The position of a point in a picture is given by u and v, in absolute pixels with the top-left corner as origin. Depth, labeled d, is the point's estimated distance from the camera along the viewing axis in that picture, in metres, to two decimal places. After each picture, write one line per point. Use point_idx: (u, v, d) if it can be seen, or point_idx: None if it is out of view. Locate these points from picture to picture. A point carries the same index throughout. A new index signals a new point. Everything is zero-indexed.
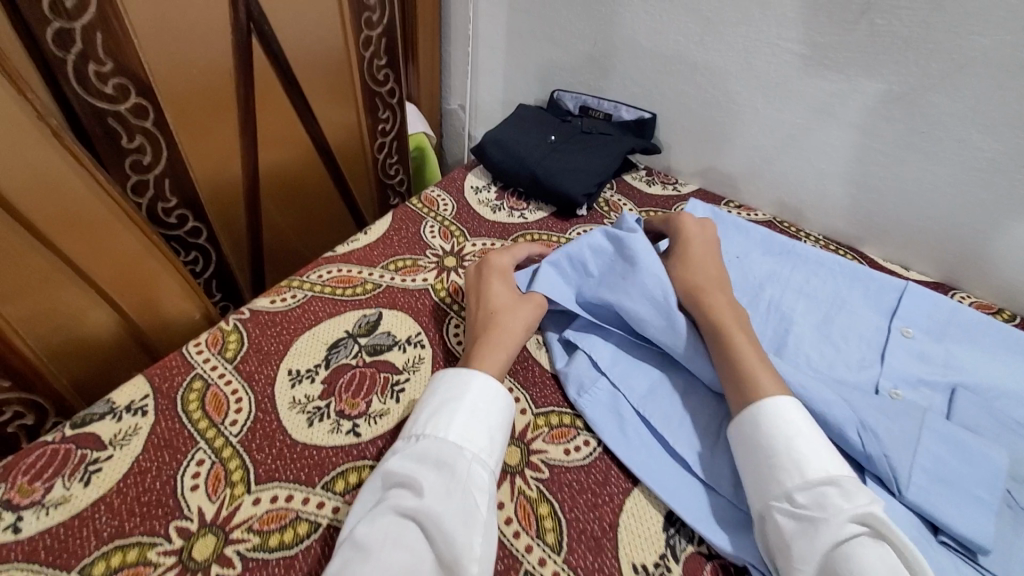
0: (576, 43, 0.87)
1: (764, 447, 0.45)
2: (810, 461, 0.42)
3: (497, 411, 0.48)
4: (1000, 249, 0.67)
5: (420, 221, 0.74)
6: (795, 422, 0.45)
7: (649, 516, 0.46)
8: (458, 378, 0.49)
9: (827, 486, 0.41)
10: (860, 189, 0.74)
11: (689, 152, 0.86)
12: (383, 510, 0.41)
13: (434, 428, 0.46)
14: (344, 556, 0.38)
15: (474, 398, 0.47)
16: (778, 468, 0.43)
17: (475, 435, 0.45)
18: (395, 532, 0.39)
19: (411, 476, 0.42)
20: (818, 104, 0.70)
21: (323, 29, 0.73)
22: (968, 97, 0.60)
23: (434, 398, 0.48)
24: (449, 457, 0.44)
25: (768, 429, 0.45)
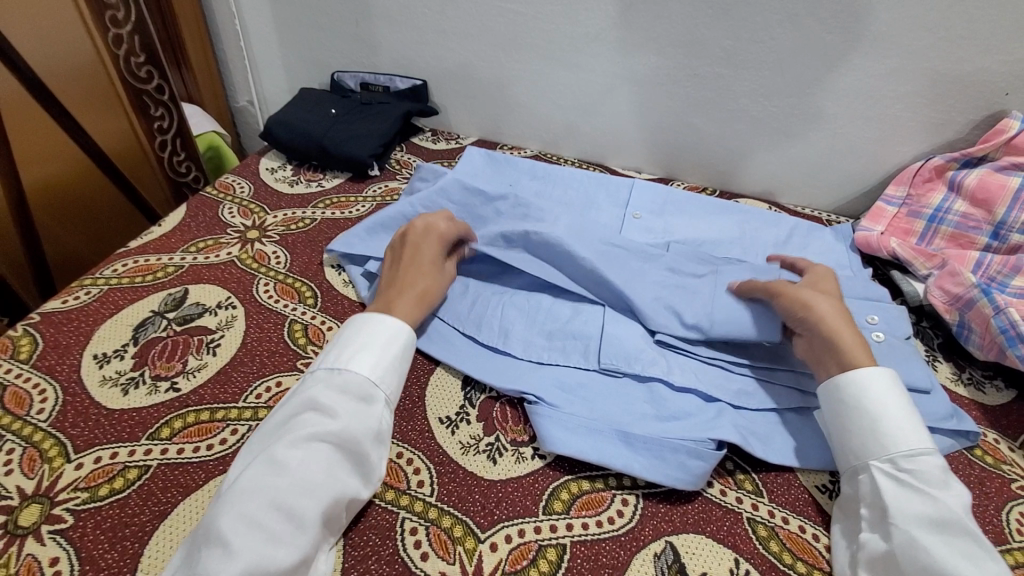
0: (340, 26, 0.95)
1: (867, 410, 0.48)
2: (911, 433, 0.46)
3: (406, 353, 0.53)
4: (694, 141, 0.89)
5: (217, 205, 0.77)
6: (886, 393, 0.48)
7: (450, 383, 0.57)
8: (378, 322, 0.53)
9: (930, 461, 0.45)
10: (594, 115, 0.92)
11: (462, 109, 0.99)
12: (303, 430, 0.45)
13: (356, 364, 0.49)
14: (262, 470, 0.42)
15: (392, 344, 0.52)
16: (882, 433, 0.47)
17: (389, 378, 0.51)
18: (314, 452, 0.44)
19: (332, 404, 0.47)
20: (543, 51, 0.87)
21: (63, 32, 0.73)
22: (640, 29, 0.80)
23: (356, 337, 0.51)
24: (367, 393, 0.48)
25: (876, 403, 0.48)
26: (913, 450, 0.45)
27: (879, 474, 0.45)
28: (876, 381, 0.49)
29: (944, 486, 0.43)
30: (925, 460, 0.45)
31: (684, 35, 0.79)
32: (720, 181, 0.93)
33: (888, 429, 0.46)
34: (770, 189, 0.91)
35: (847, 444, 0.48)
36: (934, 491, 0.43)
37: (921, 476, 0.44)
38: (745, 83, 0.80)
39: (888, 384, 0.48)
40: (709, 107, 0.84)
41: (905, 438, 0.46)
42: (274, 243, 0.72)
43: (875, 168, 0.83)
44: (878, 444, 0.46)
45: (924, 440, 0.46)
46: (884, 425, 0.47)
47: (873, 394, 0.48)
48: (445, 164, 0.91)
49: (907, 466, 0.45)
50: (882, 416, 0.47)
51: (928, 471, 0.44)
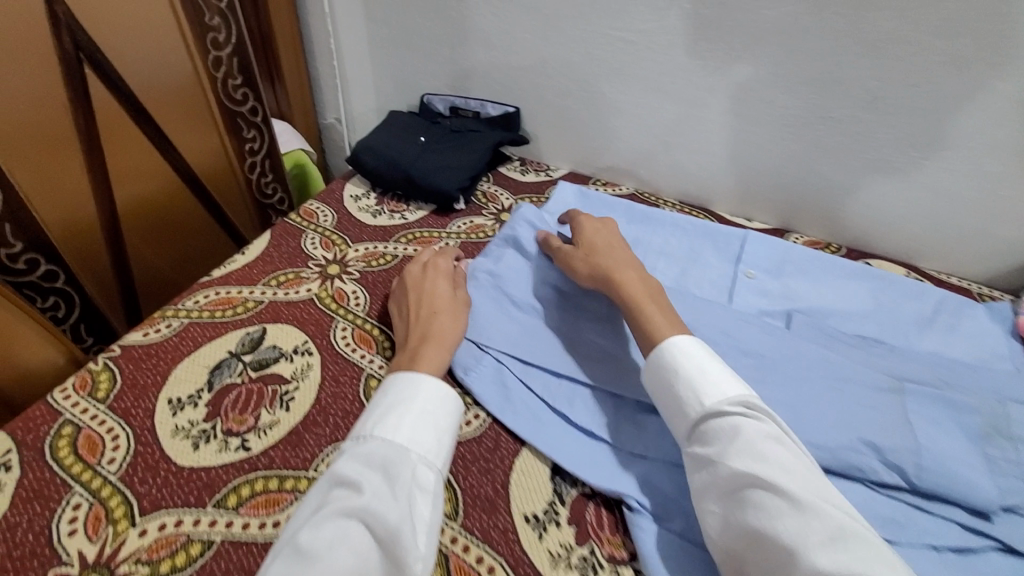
0: (435, 47, 0.91)
1: (678, 392, 0.48)
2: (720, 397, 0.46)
3: (446, 414, 0.48)
4: (819, 191, 0.78)
5: (300, 235, 0.74)
6: (694, 366, 0.48)
7: (538, 470, 0.50)
8: (405, 380, 0.49)
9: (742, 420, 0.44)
10: (702, 155, 0.83)
11: (555, 139, 0.92)
12: (326, 512, 0.40)
13: (384, 429, 0.45)
14: (285, 560, 0.37)
15: (420, 397, 0.48)
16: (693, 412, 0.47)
17: (424, 440, 0.45)
18: (340, 533, 0.39)
19: (355, 476, 0.42)
20: (652, 83, 0.79)
21: (165, 54, 0.72)
22: (769, 64, 0.71)
23: (387, 401, 0.47)
24: (391, 457, 0.43)
25: (676, 381, 0.49)
26: (702, 415, 0.46)
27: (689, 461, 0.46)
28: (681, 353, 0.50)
29: (734, 439, 0.44)
30: (715, 424, 0.45)
31: (822, 73, 0.68)
32: (845, 237, 0.81)
33: (681, 403, 0.48)
34: (908, 250, 0.78)
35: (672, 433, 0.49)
36: (732, 445, 0.43)
37: (714, 438, 0.45)
38: (892, 131, 0.69)
39: (698, 358, 0.49)
40: (843, 155, 0.74)
41: (714, 403, 0.46)
42: (354, 281, 0.68)
43: None
44: (682, 422, 0.48)
45: (720, 393, 0.46)
46: (682, 405, 0.48)
47: (680, 364, 0.49)
48: (534, 200, 0.84)
49: (720, 437, 0.44)
50: (676, 392, 0.48)
51: (723, 429, 0.45)
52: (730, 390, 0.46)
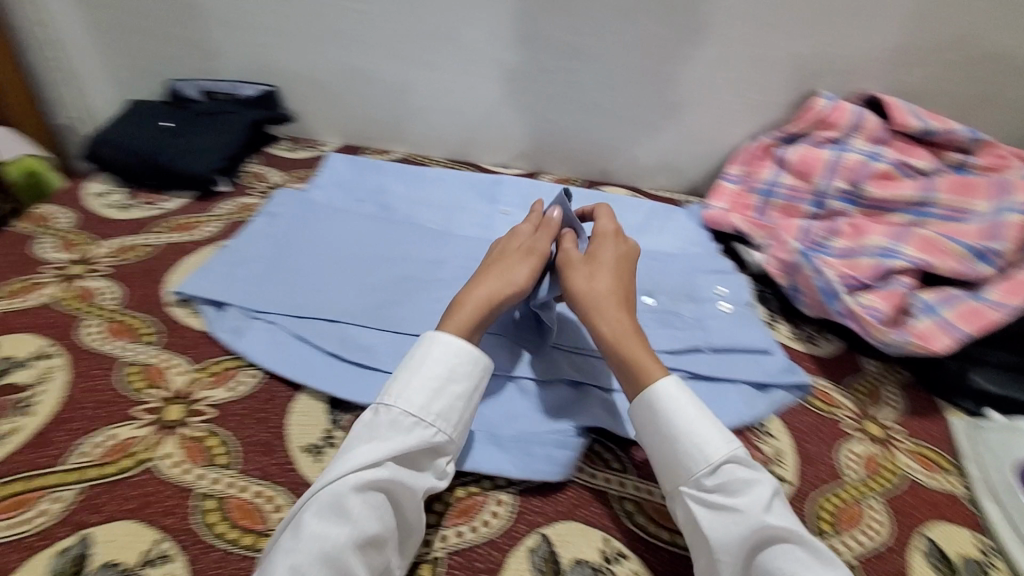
0: (170, 30, 0.87)
1: (669, 428, 0.48)
2: (707, 443, 0.47)
3: (469, 374, 0.50)
4: (555, 134, 0.92)
5: (31, 241, 0.68)
6: (673, 409, 0.49)
7: (315, 408, 0.54)
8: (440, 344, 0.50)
9: (731, 467, 0.46)
10: (457, 114, 0.91)
11: (320, 115, 0.94)
12: (335, 519, 0.41)
13: (422, 400, 0.48)
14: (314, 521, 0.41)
15: (461, 360, 0.50)
16: (680, 451, 0.48)
17: (442, 411, 0.48)
18: (339, 516, 0.42)
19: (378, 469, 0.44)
20: (394, 51, 0.85)
21: None
22: (485, 25, 0.81)
23: (440, 352, 0.50)
24: (405, 447, 0.45)
25: (667, 419, 0.49)
26: (718, 460, 0.46)
27: (691, 500, 0.46)
28: (676, 387, 0.50)
29: (751, 485, 0.45)
30: (733, 466, 0.46)
31: (528, 30, 0.81)
32: (584, 171, 0.96)
33: (691, 446, 0.47)
34: (632, 175, 0.95)
35: (659, 470, 0.49)
36: (746, 496, 0.45)
37: (731, 489, 0.46)
38: (593, 75, 0.84)
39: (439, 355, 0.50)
40: (564, 98, 0.87)
41: (701, 445, 0.47)
42: (104, 277, 0.64)
43: (717, 148, 0.90)
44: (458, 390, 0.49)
45: (722, 445, 0.47)
46: (683, 447, 0.47)
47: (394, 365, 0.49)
48: (304, 174, 0.86)
49: (710, 482, 0.46)
50: (683, 432, 0.48)
51: (738, 472, 0.46)
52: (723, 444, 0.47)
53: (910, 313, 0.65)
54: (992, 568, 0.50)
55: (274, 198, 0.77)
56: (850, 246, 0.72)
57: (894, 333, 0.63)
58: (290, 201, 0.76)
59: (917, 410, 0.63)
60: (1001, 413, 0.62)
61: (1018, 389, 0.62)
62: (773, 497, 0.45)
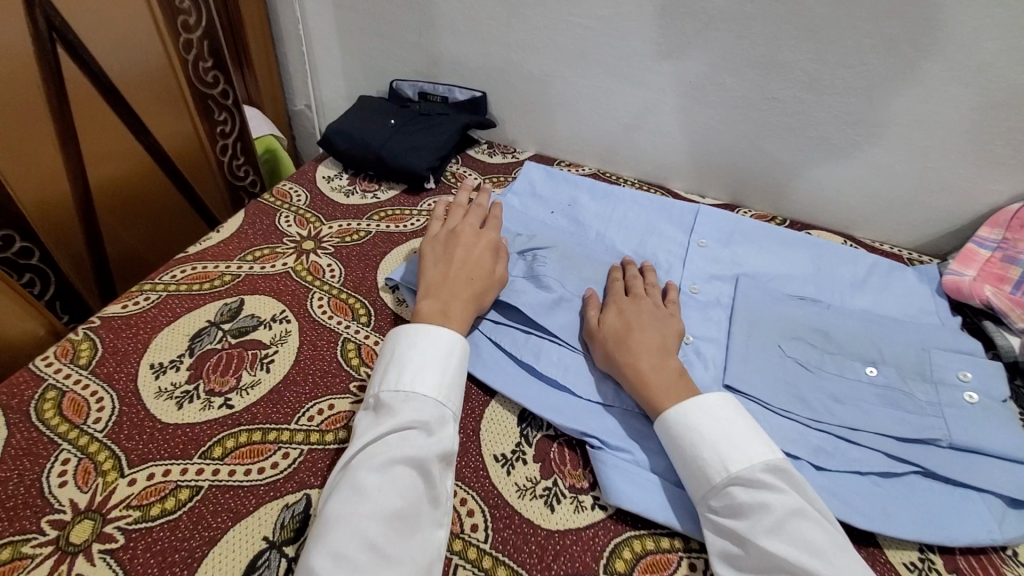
0: (403, 34, 0.94)
1: (675, 450, 0.49)
2: (711, 466, 0.46)
3: (427, 377, 0.50)
4: (763, 168, 0.85)
5: (274, 213, 0.77)
6: (684, 429, 0.48)
7: (506, 418, 0.55)
8: (412, 345, 0.52)
9: (735, 488, 0.45)
10: (658, 136, 0.88)
11: (520, 123, 0.97)
12: (386, 485, 0.44)
13: (420, 384, 0.50)
14: (348, 493, 0.43)
15: (451, 354, 0.52)
16: (691, 472, 0.47)
17: (454, 391, 0.51)
18: (390, 480, 0.44)
19: (420, 433, 0.47)
20: (609, 68, 0.84)
21: (142, 47, 0.78)
22: (715, 48, 0.76)
23: (412, 355, 0.51)
24: (436, 418, 0.48)
25: (675, 438, 0.49)
26: (721, 481, 0.45)
27: (704, 521, 0.46)
28: (694, 408, 0.49)
29: (754, 510, 0.43)
30: (737, 488, 0.44)
31: (763, 55, 0.74)
32: (788, 210, 0.88)
33: (697, 470, 0.47)
34: (845, 221, 0.85)
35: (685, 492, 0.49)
36: (746, 521, 0.43)
37: (737, 509, 0.44)
38: (828, 109, 0.75)
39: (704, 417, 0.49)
40: (784, 131, 0.80)
41: (706, 469, 0.46)
42: (329, 255, 0.71)
43: (966, 205, 0.77)
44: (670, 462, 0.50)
45: (729, 463, 0.46)
46: (693, 467, 0.47)
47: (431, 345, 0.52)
48: (500, 179, 0.89)
49: (717, 507, 0.45)
50: (690, 453, 0.48)
51: (744, 501, 0.44)
52: (732, 467, 0.45)
53: None
54: None
55: None
56: None
57: None
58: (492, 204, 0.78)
59: None
60: None
61: None
62: (784, 520, 0.42)
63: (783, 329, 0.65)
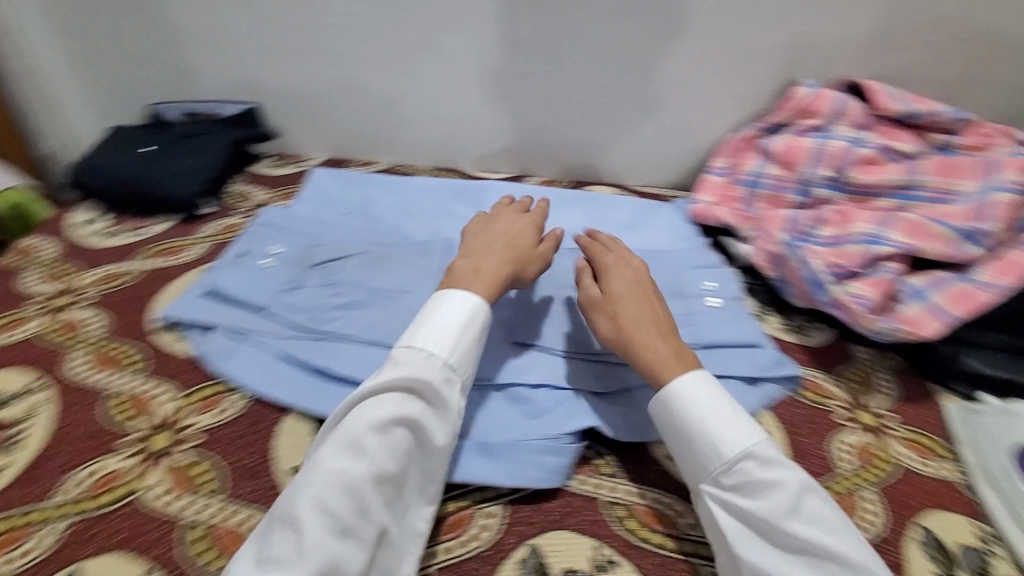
0: (149, 56, 0.88)
1: (683, 423, 0.49)
2: (723, 441, 0.47)
3: (461, 334, 0.52)
4: (539, 137, 0.91)
5: (18, 274, 0.68)
6: (706, 408, 0.49)
7: (300, 428, 0.54)
8: (447, 300, 0.53)
9: (747, 465, 0.46)
10: (439, 123, 0.91)
11: (303, 130, 0.94)
12: (350, 486, 0.43)
13: (428, 343, 0.50)
14: (340, 464, 0.43)
15: (471, 323, 0.53)
16: (699, 450, 0.48)
17: (465, 359, 0.51)
18: (348, 474, 0.43)
19: (422, 399, 0.48)
20: (372, 62, 0.86)
21: None
22: (462, 32, 0.82)
23: (439, 316, 0.52)
24: (420, 389, 0.48)
25: (687, 414, 0.49)
26: (733, 458, 0.46)
27: (710, 498, 0.47)
28: (685, 397, 0.50)
29: (770, 488, 0.44)
30: (750, 464, 0.46)
31: (505, 33, 0.81)
32: (572, 171, 0.95)
33: (707, 446, 0.47)
34: (618, 172, 0.94)
35: (682, 466, 0.49)
36: (765, 498, 0.44)
37: (751, 488, 0.45)
38: (573, 74, 0.84)
39: (706, 391, 0.50)
40: (543, 99, 0.87)
41: (719, 445, 0.47)
42: (90, 306, 0.65)
43: (701, 142, 0.89)
44: (676, 441, 0.49)
45: (738, 441, 0.47)
46: (699, 441, 0.48)
47: (447, 308, 0.53)
48: (289, 189, 0.85)
49: (728, 482, 0.46)
50: (699, 426, 0.48)
51: (758, 483, 0.45)
52: (739, 445, 0.46)
53: (897, 299, 0.64)
54: (987, 553, 0.49)
55: (257, 215, 0.77)
56: (839, 234, 0.70)
57: (883, 321, 0.62)
58: (273, 216, 0.76)
59: (914, 397, 0.62)
60: (999, 397, 0.61)
61: (1018, 370, 0.61)
62: (801, 496, 0.44)
63: (569, 279, 0.70)
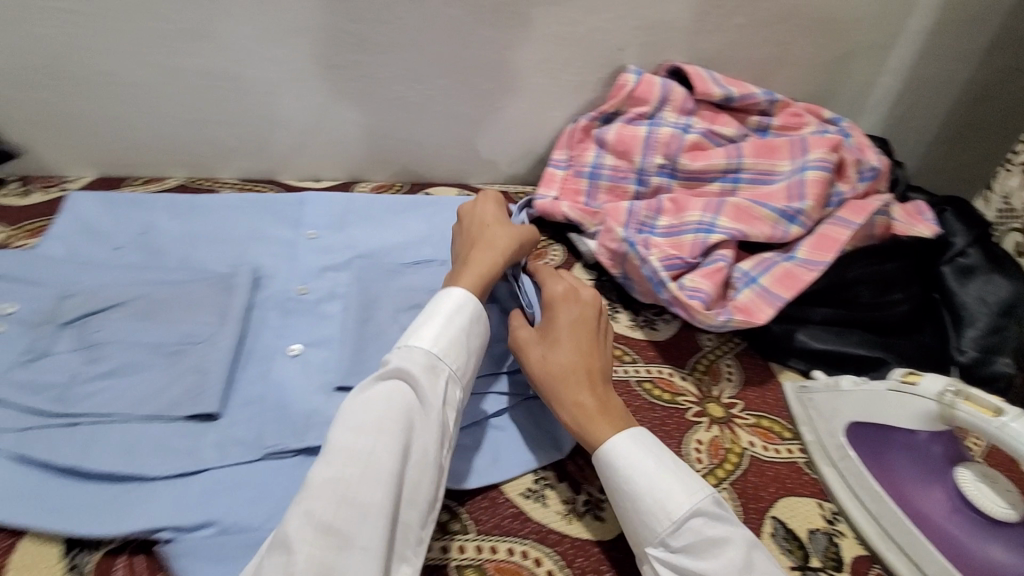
0: None
1: (629, 474, 0.45)
2: (672, 500, 0.43)
3: (439, 333, 0.50)
4: (364, 139, 0.81)
5: None
6: (648, 460, 0.46)
7: (45, 553, 0.42)
8: (446, 299, 0.53)
9: (695, 523, 0.43)
10: (239, 128, 0.77)
11: (55, 145, 0.74)
12: (328, 511, 0.39)
13: (416, 341, 0.49)
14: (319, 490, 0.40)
15: (455, 311, 0.52)
16: (645, 510, 0.44)
17: (453, 347, 0.50)
18: (337, 495, 0.40)
19: (414, 391, 0.46)
20: (131, 59, 0.68)
21: None
22: (244, 20, 0.67)
23: (430, 311, 0.52)
24: (420, 378, 0.47)
25: (633, 472, 0.45)
26: (680, 518, 0.43)
27: (660, 563, 0.43)
28: (637, 439, 0.47)
29: (720, 546, 0.41)
30: (699, 522, 0.43)
31: (302, 23, 0.69)
32: (406, 176, 0.87)
33: (653, 504, 0.44)
34: (457, 172, 0.88)
35: (626, 529, 0.46)
36: (715, 558, 0.41)
37: (699, 549, 0.42)
38: (391, 69, 0.74)
39: (646, 443, 0.47)
40: (361, 97, 0.77)
41: (664, 504, 0.44)
42: None
43: (539, 133, 0.85)
44: (622, 507, 0.45)
45: (682, 499, 0.43)
46: (644, 498, 0.44)
47: (433, 306, 0.52)
48: (38, 225, 0.67)
49: (677, 544, 0.43)
50: (643, 489, 0.45)
51: (707, 543, 0.42)
52: (686, 504, 0.43)
53: (732, 285, 0.65)
54: (836, 535, 0.51)
55: None
56: (674, 223, 0.70)
57: (720, 314, 0.62)
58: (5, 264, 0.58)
59: (754, 380, 0.63)
60: (826, 370, 0.64)
61: (842, 342, 0.64)
62: (748, 554, 0.41)
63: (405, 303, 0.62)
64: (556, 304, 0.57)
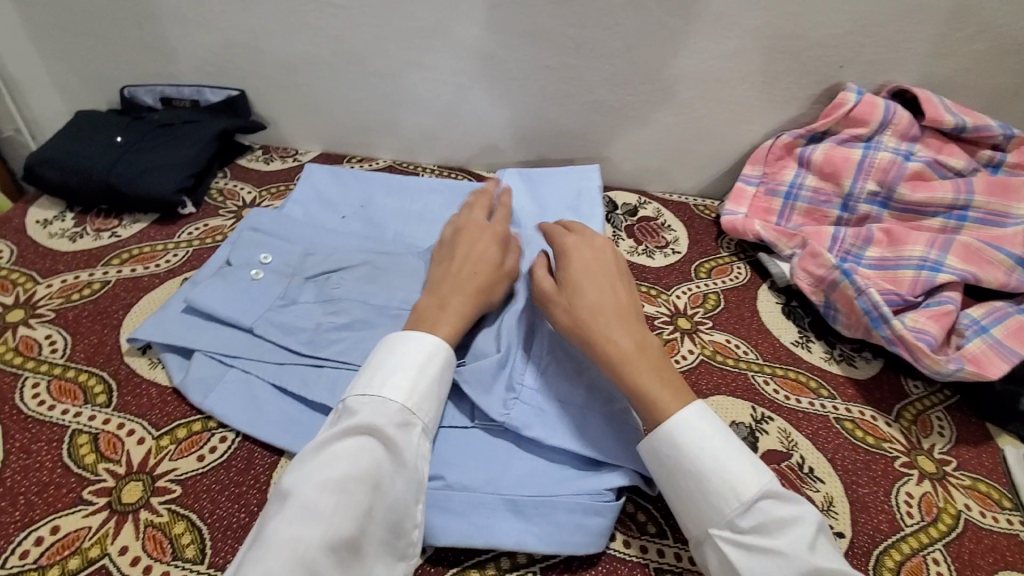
0: (120, 33, 0.78)
1: (690, 457, 0.43)
2: (740, 481, 0.41)
3: (379, 407, 0.44)
4: (557, 138, 0.84)
5: None
6: (713, 440, 0.43)
7: None
8: (407, 342, 0.48)
9: (764, 504, 0.41)
10: (447, 118, 0.83)
11: (295, 120, 0.85)
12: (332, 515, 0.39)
13: (385, 390, 0.45)
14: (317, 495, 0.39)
15: (425, 364, 0.47)
16: (709, 490, 0.42)
17: (423, 405, 0.46)
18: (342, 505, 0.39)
19: (383, 447, 0.42)
20: (374, 50, 0.77)
21: None
22: (478, 20, 0.73)
23: (376, 371, 0.46)
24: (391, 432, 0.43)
25: (694, 451, 0.43)
26: (750, 498, 0.41)
27: (723, 541, 0.41)
28: (697, 422, 0.44)
29: (793, 525, 0.40)
30: (766, 503, 0.41)
31: (529, 25, 0.73)
32: None
33: (722, 485, 0.41)
34: (639, 178, 0.88)
35: (681, 511, 0.43)
36: (784, 536, 0.39)
37: (767, 528, 0.40)
38: (600, 72, 0.76)
39: (704, 424, 0.44)
40: (564, 98, 0.79)
41: (732, 481, 0.41)
42: (48, 323, 0.57)
43: (732, 146, 0.82)
44: (683, 486, 0.43)
45: (754, 480, 0.41)
46: (710, 477, 0.42)
47: (397, 351, 0.47)
48: (280, 189, 0.77)
49: (744, 525, 0.40)
50: (708, 473, 0.42)
51: (778, 525, 0.40)
52: (757, 481, 0.41)
53: (958, 333, 0.60)
54: None
55: (245, 217, 0.68)
56: (888, 255, 0.66)
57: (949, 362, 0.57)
58: (263, 220, 0.67)
59: (970, 439, 0.57)
60: None
61: None
62: (816, 537, 0.40)
63: None
64: (568, 252, 0.53)
